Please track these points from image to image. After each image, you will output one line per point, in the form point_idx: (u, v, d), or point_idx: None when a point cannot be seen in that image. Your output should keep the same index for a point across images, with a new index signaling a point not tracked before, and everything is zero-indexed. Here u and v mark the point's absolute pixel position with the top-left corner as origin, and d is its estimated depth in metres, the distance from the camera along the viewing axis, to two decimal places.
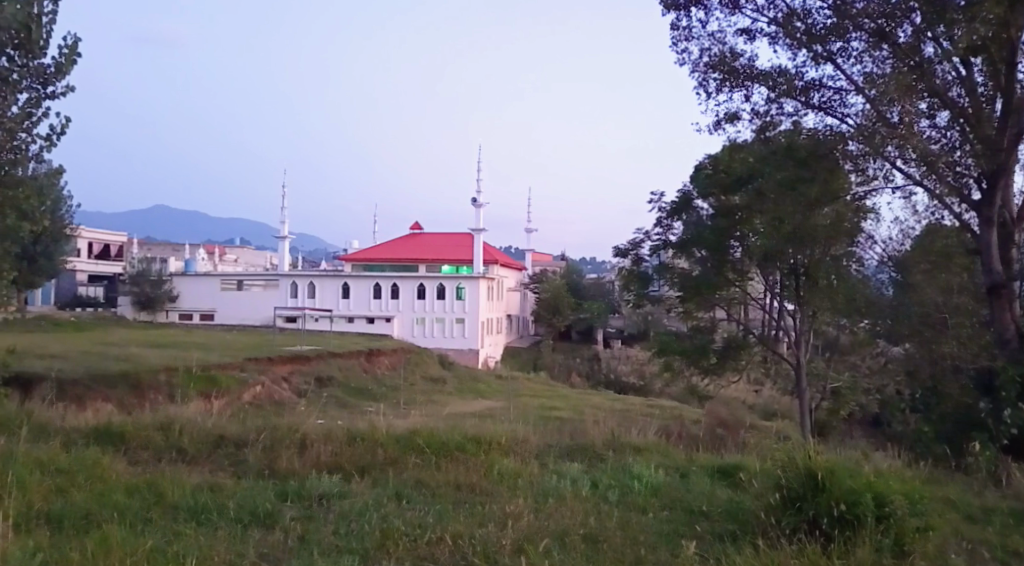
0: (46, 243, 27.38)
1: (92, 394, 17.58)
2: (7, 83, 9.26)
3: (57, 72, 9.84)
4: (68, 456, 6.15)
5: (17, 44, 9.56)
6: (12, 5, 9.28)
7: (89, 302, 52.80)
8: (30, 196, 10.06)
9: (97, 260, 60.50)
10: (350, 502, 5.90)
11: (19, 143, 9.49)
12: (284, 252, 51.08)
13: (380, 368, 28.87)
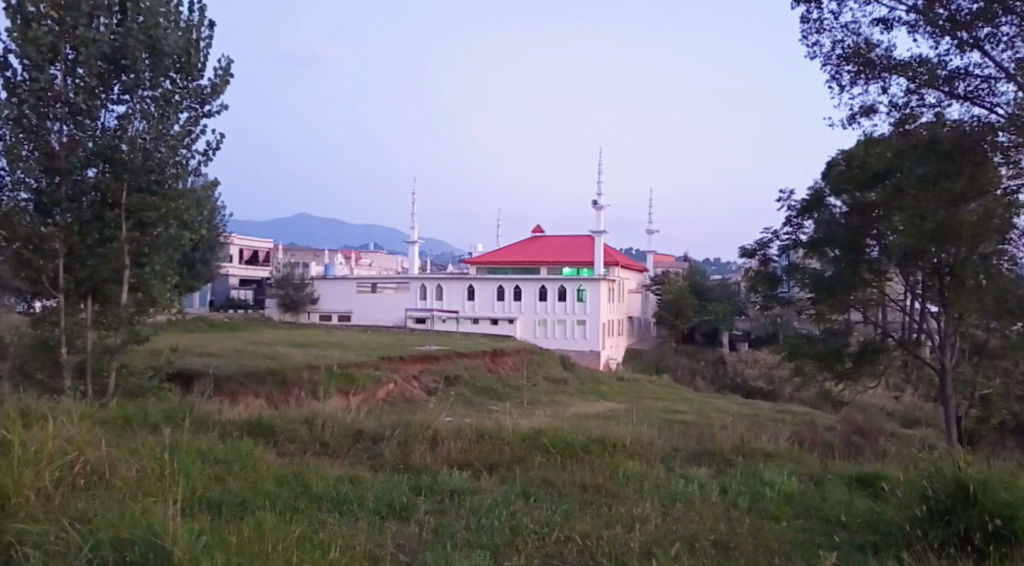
0: (204, 250, 29.79)
1: (243, 389, 18.94)
2: (170, 105, 11.40)
3: (211, 92, 11.63)
4: (225, 447, 6.67)
5: (179, 69, 11.48)
6: (175, 35, 11.25)
7: (238, 302, 57.01)
8: (190, 207, 11.78)
9: (248, 265, 65.24)
10: (480, 498, 6.08)
11: (179, 158, 11.47)
12: (414, 255, 52.89)
13: (502, 368, 29.45)
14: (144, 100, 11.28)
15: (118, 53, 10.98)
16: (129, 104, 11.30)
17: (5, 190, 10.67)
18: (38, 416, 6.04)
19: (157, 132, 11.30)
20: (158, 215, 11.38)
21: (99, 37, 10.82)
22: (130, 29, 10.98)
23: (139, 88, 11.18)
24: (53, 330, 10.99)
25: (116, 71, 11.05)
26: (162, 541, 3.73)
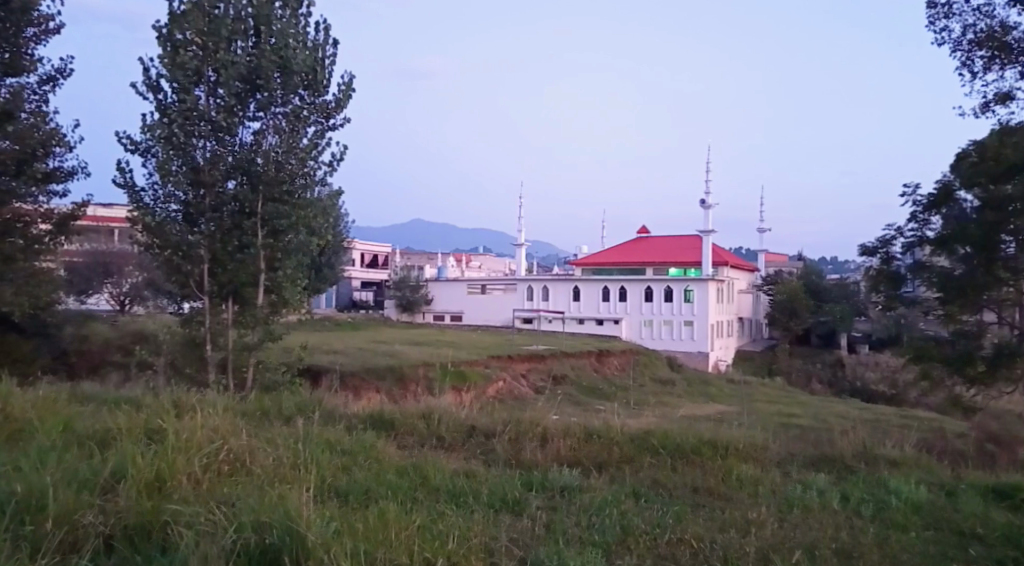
0: (331, 255, 31.43)
1: (365, 383, 19.89)
2: (298, 119, 12.44)
3: (334, 106, 12.58)
4: (350, 438, 7.07)
5: (307, 86, 12.45)
6: (304, 54, 12.32)
7: (357, 302, 59.82)
8: (317, 215, 12.66)
9: (367, 268, 68.26)
10: (590, 497, 6.15)
11: (308, 169, 12.49)
12: (520, 258, 53.63)
13: (609, 368, 29.45)
14: (276, 117, 12.40)
15: (254, 74, 12.15)
16: (263, 120, 12.44)
17: (160, 203, 12.22)
18: (188, 407, 6.62)
19: (288, 145, 12.35)
20: (289, 223, 12.37)
21: (237, 59, 12.13)
22: (264, 51, 12.19)
23: (272, 105, 12.31)
24: (199, 329, 12.44)
25: (251, 90, 12.23)
26: (297, 527, 3.93)
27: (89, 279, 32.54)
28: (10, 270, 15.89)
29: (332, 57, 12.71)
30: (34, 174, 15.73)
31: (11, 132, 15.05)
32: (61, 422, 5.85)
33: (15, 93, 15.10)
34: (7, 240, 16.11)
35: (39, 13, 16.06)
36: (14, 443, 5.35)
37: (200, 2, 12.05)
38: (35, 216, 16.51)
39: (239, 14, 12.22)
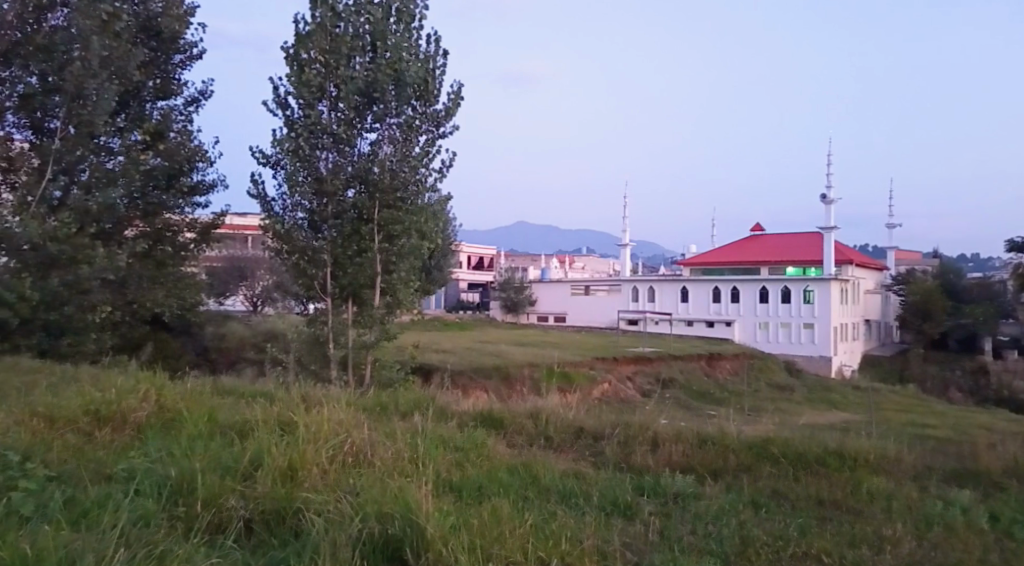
0: (441, 257, 32.15)
1: (474, 382, 20.22)
2: (411, 128, 13.33)
3: (444, 115, 13.38)
4: (462, 436, 7.21)
5: (419, 97, 13.33)
6: (416, 66, 13.19)
7: (463, 303, 61.08)
8: (428, 219, 13.47)
9: (473, 270, 69.57)
10: (706, 504, 6.00)
11: (419, 176, 13.32)
12: (626, 258, 53.09)
13: (721, 372, 28.70)
14: (391, 127, 13.34)
15: (370, 87, 13.14)
16: (379, 131, 13.40)
17: (288, 211, 13.29)
18: (315, 402, 6.93)
19: (402, 154, 13.27)
20: (403, 228, 13.20)
21: (355, 74, 13.17)
22: (380, 65, 13.14)
23: (387, 116, 13.25)
24: (323, 328, 13.18)
25: (368, 103, 13.20)
26: (417, 519, 4.04)
27: (224, 281, 35.38)
28: (164, 275, 16.93)
29: (442, 68, 13.55)
30: (182, 188, 17.09)
31: (163, 149, 16.55)
32: (206, 412, 6.27)
33: (166, 114, 16.67)
34: (159, 248, 17.15)
35: (185, 41, 17.33)
36: (168, 432, 5.78)
37: (323, 22, 13.03)
38: (182, 226, 17.61)
39: (358, 31, 13.21)
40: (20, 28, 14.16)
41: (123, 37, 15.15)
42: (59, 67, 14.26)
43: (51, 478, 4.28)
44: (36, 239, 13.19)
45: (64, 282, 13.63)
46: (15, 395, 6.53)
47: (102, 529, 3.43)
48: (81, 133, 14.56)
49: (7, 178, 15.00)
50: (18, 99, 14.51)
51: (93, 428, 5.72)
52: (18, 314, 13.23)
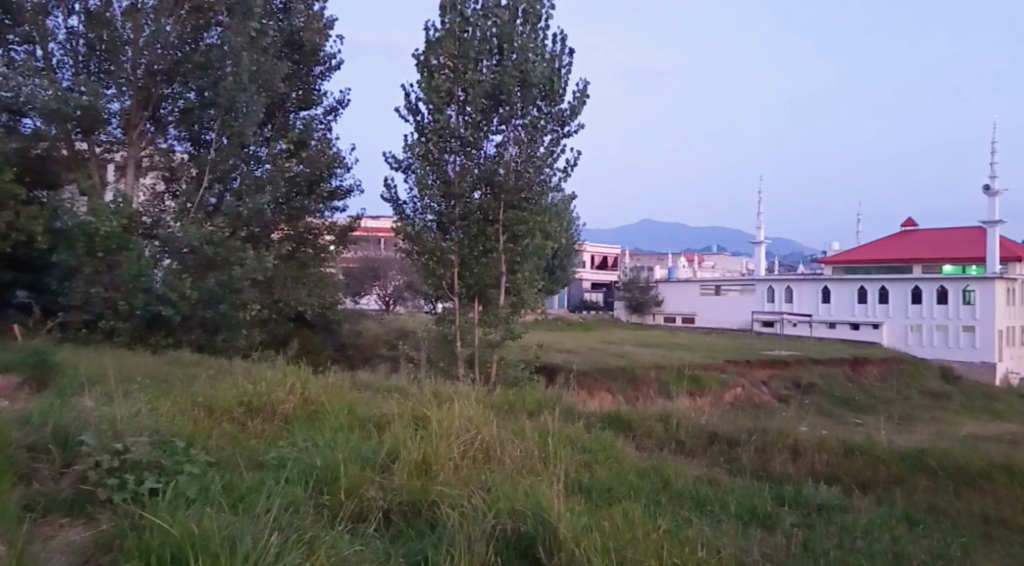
0: (566, 257, 32.18)
1: (600, 384, 20.08)
2: (536, 129, 13.46)
3: (569, 114, 13.40)
4: (590, 436, 7.13)
5: (544, 97, 13.44)
6: (542, 66, 13.31)
7: (588, 303, 60.97)
8: (552, 219, 13.57)
9: (597, 270, 69.33)
10: (854, 517, 5.62)
11: (544, 177, 13.45)
12: (759, 256, 51.07)
13: (866, 377, 26.97)
14: (517, 128, 13.53)
15: (497, 90, 13.35)
16: (505, 133, 13.61)
17: (418, 214, 13.74)
18: (446, 399, 7.09)
19: (527, 154, 13.44)
20: (528, 228, 13.42)
21: (483, 77, 13.44)
22: (507, 67, 13.32)
23: (512, 117, 13.46)
24: (451, 326, 13.51)
25: (495, 105, 13.44)
26: (549, 517, 4.02)
27: (361, 281, 37.20)
28: (305, 276, 17.88)
29: (568, 67, 13.59)
30: (321, 194, 18.00)
31: (305, 157, 17.49)
32: (346, 406, 6.54)
33: (308, 124, 17.65)
34: (301, 250, 18.13)
35: (324, 53, 18.29)
36: (311, 424, 6.09)
37: (452, 28, 13.43)
38: (322, 230, 18.54)
39: (485, 35, 13.47)
40: (180, 47, 15.61)
41: (269, 52, 16.11)
42: (214, 83, 15.36)
43: (211, 463, 4.59)
44: (195, 240, 14.48)
45: (219, 283, 14.72)
46: (179, 386, 7.09)
47: (256, 513, 3.64)
48: (232, 144, 15.57)
49: (169, 186, 16.45)
50: (179, 113, 15.95)
51: (246, 418, 6.12)
52: (179, 311, 14.40)
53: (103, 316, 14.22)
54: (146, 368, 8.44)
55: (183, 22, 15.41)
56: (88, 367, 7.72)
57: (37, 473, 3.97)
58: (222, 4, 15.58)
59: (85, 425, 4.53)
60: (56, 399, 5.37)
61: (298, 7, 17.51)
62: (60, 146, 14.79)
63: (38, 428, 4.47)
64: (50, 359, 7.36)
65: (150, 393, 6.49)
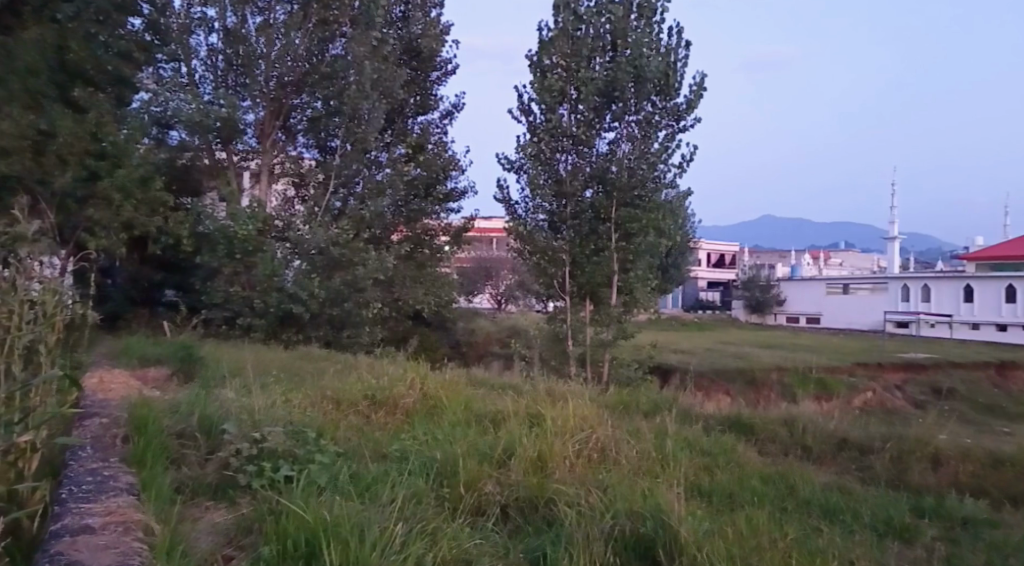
0: (681, 256, 31.57)
1: (718, 385, 19.60)
2: (650, 124, 13.26)
3: (685, 108, 13.12)
4: (709, 439, 6.95)
5: (659, 92, 13.23)
6: (656, 60, 13.10)
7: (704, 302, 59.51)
8: (666, 216, 13.34)
9: (714, 268, 67.57)
10: (1005, 534, 5.18)
11: (658, 173, 13.23)
12: (893, 253, 48.14)
13: (1016, 383, 24.82)
14: (630, 125, 13.38)
15: (610, 87, 13.27)
16: (618, 130, 13.50)
17: (529, 214, 13.85)
18: (561, 397, 7.11)
19: (640, 151, 13.28)
20: (641, 226, 13.26)
21: (596, 75, 13.38)
22: (620, 64, 13.21)
23: (626, 114, 13.34)
24: (562, 324, 13.63)
25: (608, 102, 13.37)
26: (669, 519, 3.95)
27: (475, 281, 38.04)
28: (423, 276, 18.41)
29: (684, 60, 13.31)
30: (437, 196, 18.60)
31: (423, 160, 18.06)
32: (463, 402, 6.67)
33: (424, 129, 18.29)
34: (419, 251, 18.67)
35: (440, 59, 18.80)
36: (431, 418, 6.27)
37: (565, 27, 13.47)
38: (438, 230, 19.01)
39: (598, 32, 13.41)
40: (308, 59, 16.34)
41: (389, 59, 16.76)
42: (339, 92, 16.15)
43: (339, 453, 4.81)
44: (322, 243, 15.22)
45: (344, 282, 15.42)
46: (308, 380, 7.48)
47: (383, 502, 3.78)
48: (356, 149, 16.31)
49: (299, 192, 17.32)
50: (308, 122, 16.77)
51: (370, 411, 6.38)
52: (308, 309, 15.20)
53: (241, 314, 15.21)
54: (279, 362, 8.98)
55: (310, 35, 16.15)
56: (228, 360, 8.29)
57: (185, 458, 4.28)
58: (347, 16, 16.22)
59: (226, 415, 4.86)
60: (201, 389, 5.79)
61: (417, 15, 18.10)
62: (202, 156, 15.97)
63: (186, 416, 4.82)
64: (195, 353, 7.95)
65: (283, 386, 6.88)
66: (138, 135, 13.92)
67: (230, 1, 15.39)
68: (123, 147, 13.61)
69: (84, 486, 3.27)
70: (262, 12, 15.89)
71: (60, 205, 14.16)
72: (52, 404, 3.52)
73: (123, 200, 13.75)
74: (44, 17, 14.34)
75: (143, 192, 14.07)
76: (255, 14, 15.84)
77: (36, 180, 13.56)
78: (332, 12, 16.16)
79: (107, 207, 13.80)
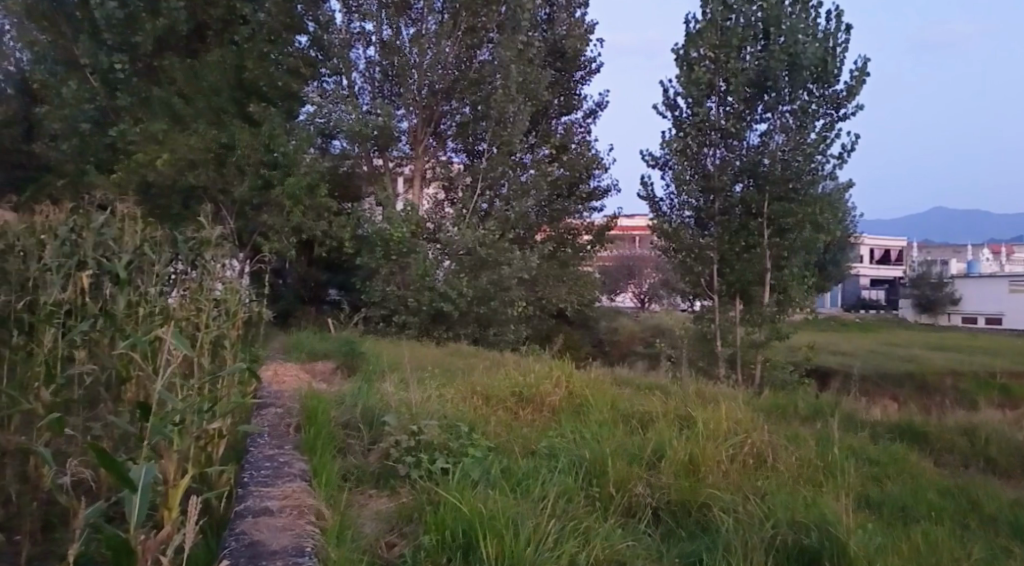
0: (839, 252, 29.70)
1: (882, 389, 18.32)
2: (806, 114, 12.57)
3: (846, 95, 12.32)
4: (877, 448, 6.48)
5: (816, 79, 12.52)
6: (814, 46, 12.39)
7: (866, 301, 55.54)
8: (824, 210, 12.59)
9: (878, 264, 62.95)
10: None
11: (815, 164, 12.51)
12: None
13: None
14: (784, 115, 12.75)
15: (763, 77, 12.72)
16: (770, 121, 12.90)
17: (675, 210, 13.54)
18: (712, 398, 6.91)
19: (795, 142, 12.59)
20: (796, 221, 12.59)
21: (747, 65, 12.87)
22: (773, 52, 12.64)
23: (780, 104, 12.71)
24: (711, 324, 13.28)
25: (760, 93, 12.82)
26: (836, 532, 3.71)
27: (618, 279, 37.68)
28: (566, 275, 18.53)
29: (844, 44, 12.49)
30: (581, 195, 18.79)
31: (567, 160, 18.20)
32: (610, 401, 6.63)
33: (568, 129, 18.43)
34: (562, 250, 18.79)
35: (584, 58, 18.86)
36: (578, 416, 6.29)
37: (714, 18, 13.04)
38: (581, 230, 19.12)
39: (750, 21, 12.87)
40: (457, 66, 16.81)
41: (535, 62, 17.01)
42: (485, 97, 16.64)
43: (490, 448, 4.92)
44: (470, 244, 15.64)
45: (490, 282, 15.84)
46: (460, 376, 7.72)
47: (534, 498, 3.83)
48: (502, 152, 16.68)
49: (448, 195, 17.93)
50: (457, 127, 17.28)
51: (518, 408, 6.48)
52: (457, 308, 15.71)
53: (397, 311, 15.90)
54: (431, 358, 9.36)
55: (459, 43, 16.54)
56: (386, 355, 8.72)
57: (351, 448, 4.54)
58: (494, 21, 16.55)
59: (386, 407, 5.11)
60: (364, 383, 6.13)
61: (562, 16, 18.25)
62: (361, 163, 17.03)
63: (350, 407, 5.13)
64: (356, 348, 8.45)
65: (437, 380, 7.16)
66: (305, 145, 14.96)
67: (386, 15, 16.17)
68: (292, 157, 14.75)
69: (264, 471, 3.55)
70: (415, 23, 16.48)
71: (239, 212, 15.46)
72: (236, 395, 3.85)
73: (293, 206, 14.85)
74: (225, 41, 15.87)
75: (310, 198, 15.11)
76: (408, 24, 16.44)
77: (219, 190, 14.93)
78: (479, 19, 16.50)
79: (279, 213, 14.98)
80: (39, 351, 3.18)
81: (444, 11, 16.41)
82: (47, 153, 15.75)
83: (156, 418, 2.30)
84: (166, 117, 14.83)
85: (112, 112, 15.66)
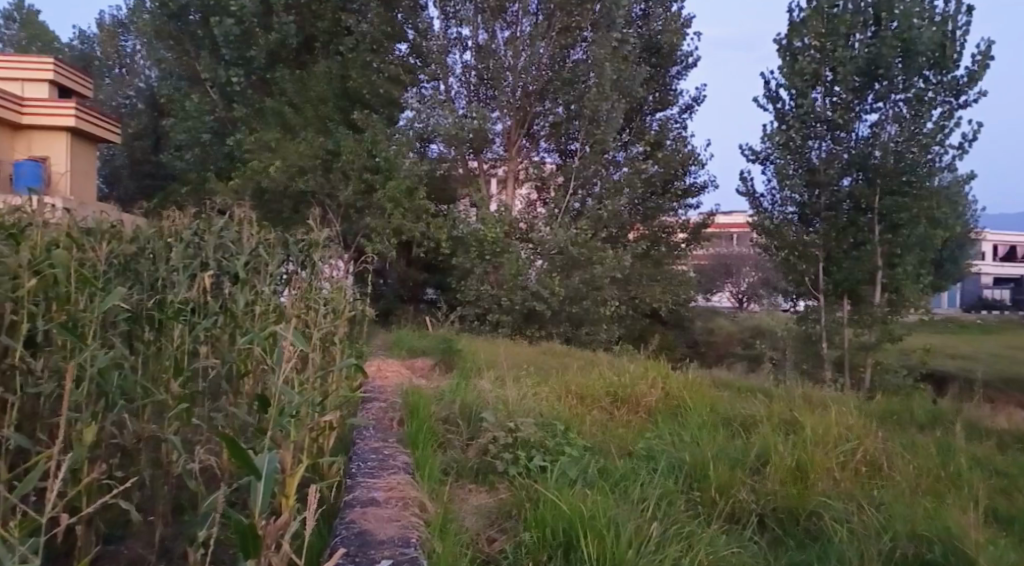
0: (958, 248, 27.81)
1: (1005, 396, 17.04)
2: (921, 102, 11.91)
3: (967, 81, 11.59)
4: (1004, 458, 6.03)
5: (933, 66, 11.87)
6: (931, 30, 11.75)
7: (989, 301, 51.79)
8: (941, 204, 11.86)
9: (1003, 261, 58.54)
10: None
11: (931, 156, 11.81)
12: None
13: None
14: (897, 104, 12.10)
15: (873, 64, 12.13)
16: (882, 111, 12.27)
17: (777, 206, 13.07)
18: (819, 403, 6.64)
19: (909, 133, 11.95)
20: (910, 216, 11.91)
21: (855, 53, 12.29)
22: (885, 38, 12.03)
23: (892, 93, 12.08)
24: (815, 325, 12.80)
25: (870, 82, 12.22)
26: (963, 547, 3.51)
27: (715, 277, 36.78)
28: (660, 274, 18.24)
29: (965, 27, 11.75)
30: (675, 192, 18.48)
31: (661, 157, 17.88)
32: (709, 403, 6.48)
33: (663, 125, 18.18)
34: (656, 248, 18.50)
35: (681, 53, 18.59)
36: (676, 418, 6.19)
37: (819, 5, 12.52)
38: (676, 227, 18.80)
39: (859, 7, 12.28)
40: (552, 66, 16.84)
41: (630, 58, 16.86)
42: (580, 96, 16.58)
43: (587, 447, 4.90)
44: (562, 243, 15.57)
45: (583, 281, 15.81)
46: (555, 374, 7.74)
47: (635, 498, 3.80)
48: (595, 151, 16.56)
49: (540, 195, 17.77)
50: (550, 127, 17.31)
51: (614, 408, 6.44)
52: (551, 307, 15.74)
53: (490, 310, 16.05)
54: (526, 356, 9.46)
55: (554, 42, 16.58)
56: (483, 353, 8.88)
57: (450, 443, 4.63)
58: (588, 20, 16.51)
59: (484, 404, 5.20)
60: (461, 380, 6.25)
61: (657, 11, 17.99)
62: (457, 166, 17.16)
63: (449, 403, 5.23)
64: (454, 345, 8.65)
65: (533, 378, 7.22)
66: (405, 149, 15.15)
67: (483, 19, 16.45)
68: (392, 161, 15.05)
69: (370, 463, 3.68)
70: (510, 26, 16.70)
71: (343, 215, 16.00)
72: (343, 389, 4.01)
73: (393, 208, 15.12)
74: (330, 51, 16.57)
75: (409, 201, 15.36)
76: (504, 27, 16.70)
77: (325, 194, 15.60)
78: (574, 18, 16.49)
79: (381, 215, 15.28)
80: (169, 346, 3.47)
81: (539, 12, 16.54)
82: (174, 162, 17.43)
83: (276, 411, 2.44)
84: (278, 126, 15.67)
85: (229, 122, 16.65)
